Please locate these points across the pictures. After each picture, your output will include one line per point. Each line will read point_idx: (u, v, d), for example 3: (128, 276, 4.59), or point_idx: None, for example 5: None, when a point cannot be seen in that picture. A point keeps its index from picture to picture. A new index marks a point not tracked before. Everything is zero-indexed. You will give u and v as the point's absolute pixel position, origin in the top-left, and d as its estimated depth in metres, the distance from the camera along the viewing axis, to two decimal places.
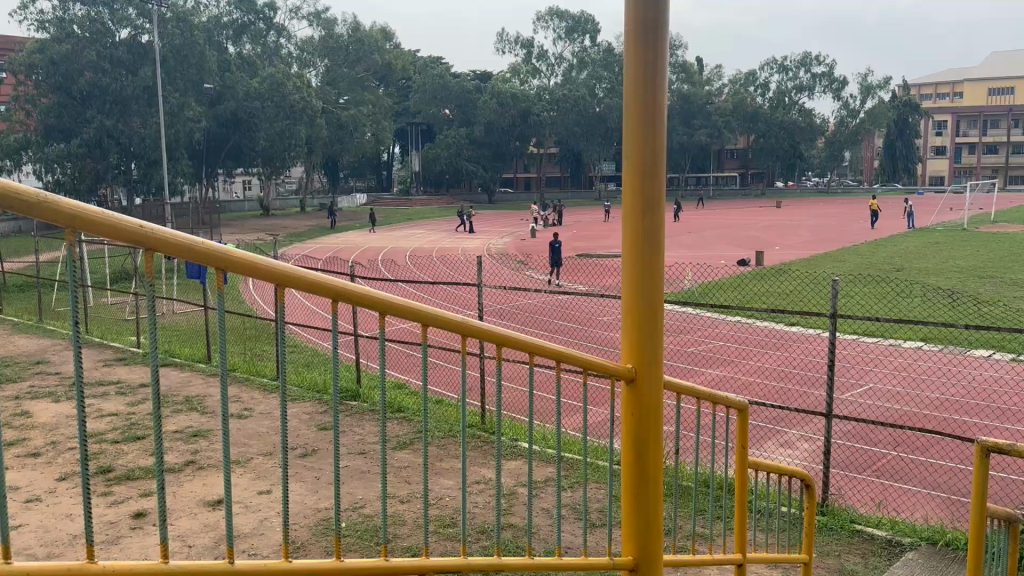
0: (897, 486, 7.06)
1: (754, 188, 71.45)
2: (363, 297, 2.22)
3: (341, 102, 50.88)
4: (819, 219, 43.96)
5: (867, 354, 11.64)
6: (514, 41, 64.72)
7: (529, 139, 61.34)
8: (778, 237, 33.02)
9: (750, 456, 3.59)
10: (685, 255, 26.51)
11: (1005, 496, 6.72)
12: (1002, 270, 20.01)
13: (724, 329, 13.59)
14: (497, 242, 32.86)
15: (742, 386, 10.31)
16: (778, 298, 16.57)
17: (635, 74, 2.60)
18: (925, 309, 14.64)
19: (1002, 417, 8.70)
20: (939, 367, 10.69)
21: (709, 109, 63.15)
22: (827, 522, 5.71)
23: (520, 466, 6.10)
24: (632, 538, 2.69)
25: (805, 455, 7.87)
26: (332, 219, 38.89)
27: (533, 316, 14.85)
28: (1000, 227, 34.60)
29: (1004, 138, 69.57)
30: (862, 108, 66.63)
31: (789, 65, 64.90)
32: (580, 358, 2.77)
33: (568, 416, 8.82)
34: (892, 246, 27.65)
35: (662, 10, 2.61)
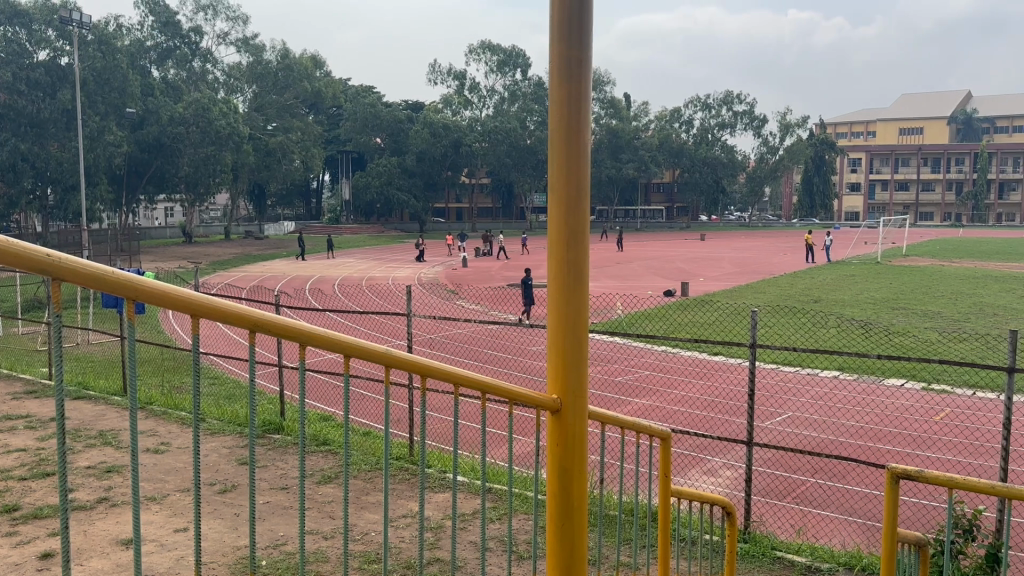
0: (814, 512, 7.24)
1: (680, 221, 73.26)
2: (296, 331, 2.21)
3: (269, 129, 50.39)
4: (743, 251, 45.33)
5: (786, 383, 11.95)
6: (446, 73, 65.05)
7: (460, 170, 61.55)
8: (703, 269, 33.86)
9: (673, 485, 3.61)
10: (611, 286, 26.94)
11: (917, 522, 6.95)
12: (912, 302, 20.91)
13: (650, 359, 13.80)
14: (428, 271, 32.77)
15: (668, 415, 10.44)
16: (703, 328, 16.92)
17: (558, 111, 2.64)
18: (841, 338, 15.20)
19: (915, 445, 9.02)
20: (856, 396, 11.05)
21: (636, 144, 64.36)
22: (749, 549, 5.80)
23: (447, 499, 6.04)
24: (556, 560, 2.68)
25: (727, 483, 8.00)
26: (298, 248, 37.66)
27: (463, 346, 14.78)
28: (909, 261, 36.31)
29: (914, 176, 73.06)
30: (781, 145, 69.37)
31: (712, 102, 67.10)
32: (507, 389, 2.76)
33: (495, 447, 8.78)
34: (809, 278, 28.63)
35: (584, 32, 2.65)
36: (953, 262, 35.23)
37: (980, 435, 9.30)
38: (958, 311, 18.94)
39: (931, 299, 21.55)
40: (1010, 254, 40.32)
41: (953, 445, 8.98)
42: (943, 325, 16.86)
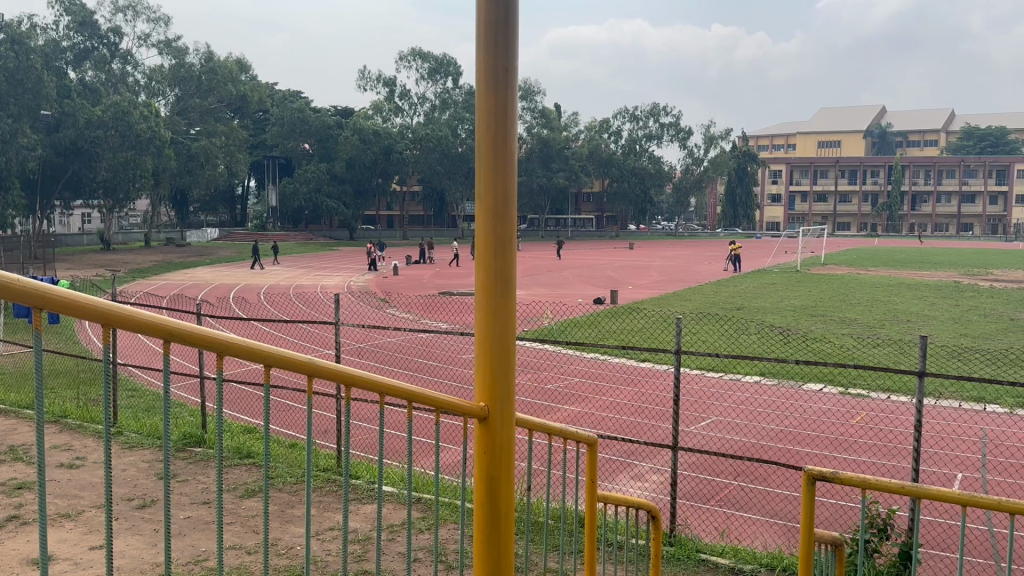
0: (738, 515, 7.40)
1: (609, 229, 74.32)
2: (221, 345, 2.18)
3: (192, 133, 49.31)
4: (668, 260, 46.25)
5: (710, 388, 12.22)
6: (376, 79, 64.74)
7: (391, 177, 61.19)
8: (630, 277, 34.38)
9: (598, 490, 3.63)
10: (543, 293, 27.15)
11: (836, 523, 7.17)
12: (831, 309, 21.69)
13: (580, 366, 13.91)
14: (357, 279, 32.41)
15: (598, 421, 10.52)
16: (632, 335, 17.16)
17: (485, 118, 2.66)
18: (763, 344, 15.62)
19: (833, 447, 9.32)
20: (777, 400, 11.36)
21: (567, 153, 64.84)
22: (675, 552, 5.90)
23: (374, 510, 5.96)
24: (484, 560, 2.67)
25: (654, 487, 8.14)
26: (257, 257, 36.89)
27: (392, 355, 14.65)
28: (826, 269, 37.60)
29: (831, 187, 75.86)
30: (705, 157, 71.22)
31: (639, 114, 68.44)
32: (435, 396, 2.75)
33: (423, 456, 8.70)
34: (734, 285, 29.38)
35: (511, 35, 2.67)
36: (869, 271, 36.65)
37: (893, 437, 9.69)
38: (873, 318, 19.69)
39: (849, 305, 22.38)
40: (923, 263, 42.09)
41: (869, 447, 9.31)
42: (859, 331, 17.50)
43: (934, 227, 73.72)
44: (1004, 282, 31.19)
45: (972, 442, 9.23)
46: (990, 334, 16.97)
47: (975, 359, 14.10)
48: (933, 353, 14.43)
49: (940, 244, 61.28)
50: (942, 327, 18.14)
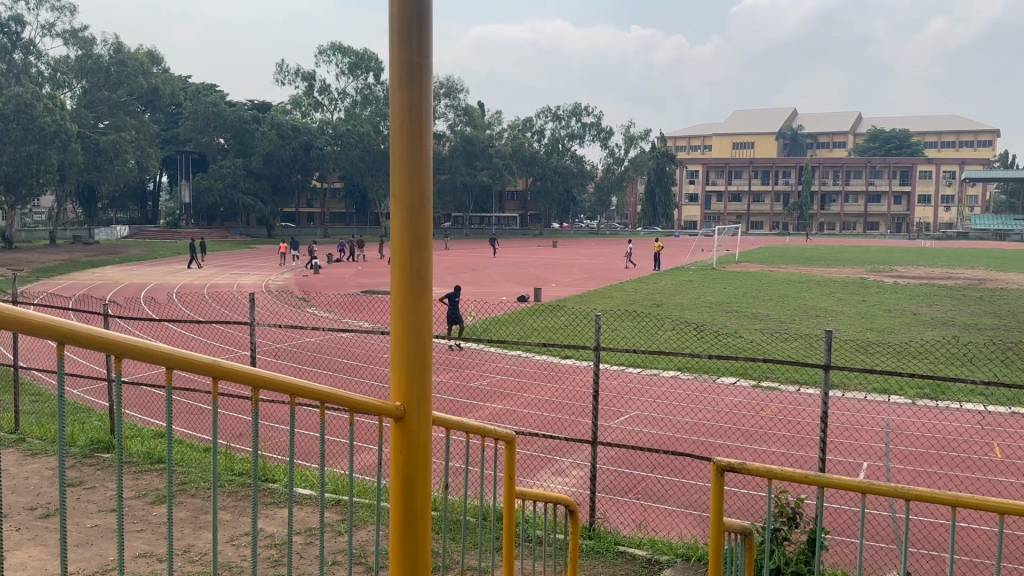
0: (654, 507, 7.57)
1: (533, 228, 74.78)
2: (132, 349, 2.13)
3: (101, 127, 47.37)
4: (590, 258, 46.78)
5: (629, 383, 12.43)
6: (294, 73, 63.48)
7: (311, 173, 60.19)
8: (553, 275, 34.62)
9: (516, 486, 3.66)
10: (466, 291, 27.15)
11: (746, 512, 7.41)
12: (745, 305, 22.33)
13: (503, 364, 13.95)
14: (275, 278, 31.70)
15: (520, 418, 10.58)
16: (554, 333, 17.29)
17: (399, 115, 2.64)
18: (680, 340, 15.99)
19: (747, 439, 9.61)
20: (693, 395, 11.66)
21: (491, 151, 64.66)
22: (594, 545, 5.99)
23: (293, 514, 5.86)
24: (400, 559, 2.65)
25: (574, 482, 8.23)
26: (188, 258, 36.08)
27: (313, 355, 14.41)
28: (741, 267, 38.69)
29: (746, 187, 78.30)
30: (626, 157, 72.41)
31: (561, 114, 69.14)
32: (350, 398, 2.71)
33: (344, 457, 8.57)
34: (653, 283, 29.99)
35: (425, 28, 2.67)
36: (781, 268, 37.91)
37: (801, 428, 10.06)
38: (785, 314, 20.35)
39: (762, 302, 23.08)
40: (832, 260, 43.72)
41: (780, 438, 9.63)
42: (772, 326, 18.06)
43: (842, 225, 76.83)
44: (908, 278, 32.66)
45: (876, 432, 9.65)
46: (893, 328, 17.73)
47: (878, 352, 14.75)
48: (839, 347, 15.04)
49: (847, 242, 63.87)
50: (849, 322, 18.87)
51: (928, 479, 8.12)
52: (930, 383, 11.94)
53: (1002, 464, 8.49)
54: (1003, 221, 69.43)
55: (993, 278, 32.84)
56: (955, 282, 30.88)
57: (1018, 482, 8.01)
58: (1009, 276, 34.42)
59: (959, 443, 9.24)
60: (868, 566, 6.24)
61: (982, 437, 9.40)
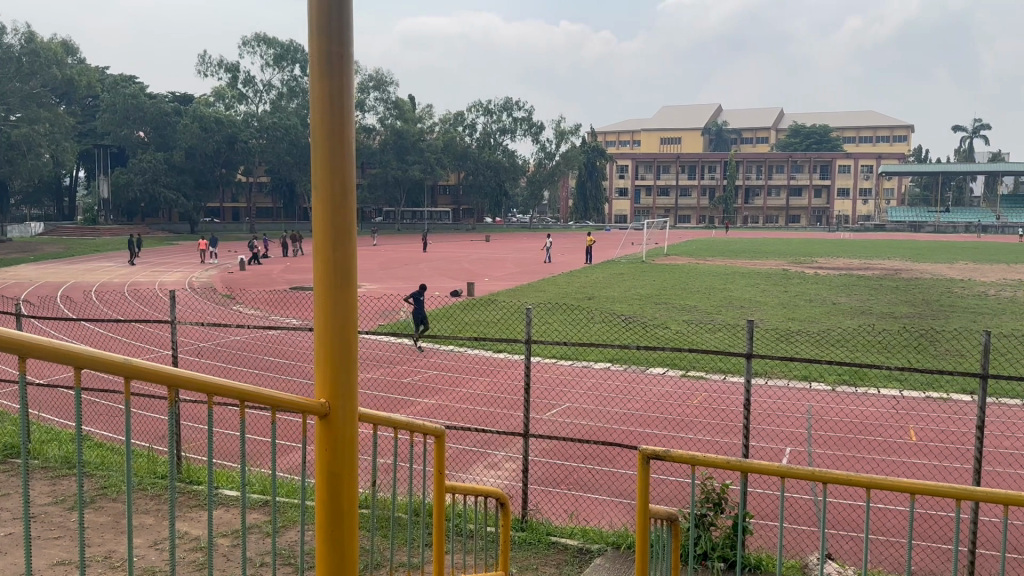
0: (586, 496, 7.66)
1: (466, 222, 74.66)
2: (45, 353, 2.07)
3: (12, 120, 45.04)
4: (522, 252, 46.97)
5: (562, 376, 12.53)
6: (217, 65, 61.80)
7: (236, 167, 58.82)
8: (485, 269, 34.64)
9: (446, 481, 3.64)
10: (397, 287, 26.94)
11: (672, 499, 7.57)
12: (674, 297, 22.77)
13: (436, 358, 13.91)
14: (199, 275, 30.87)
15: (453, 413, 10.56)
16: (486, 327, 17.29)
17: (320, 110, 2.60)
18: (611, 332, 16.20)
19: (676, 428, 9.81)
20: (624, 386, 11.84)
21: (422, 145, 64.23)
22: (526, 537, 6.02)
23: (223, 515, 5.74)
24: (326, 555, 2.61)
25: (508, 475, 8.27)
26: (131, 258, 35.16)
27: (240, 354, 14.08)
28: (670, 260, 39.37)
29: (673, 181, 79.89)
30: (557, 151, 72.92)
31: (493, 108, 69.21)
32: (271, 396, 2.66)
33: (275, 458, 8.40)
34: (585, 276, 30.29)
35: (345, 19, 2.63)
36: (708, 261, 38.75)
37: (727, 415, 10.31)
38: (712, 305, 20.80)
39: (691, 294, 23.54)
40: (756, 253, 44.85)
41: (706, 426, 9.86)
42: (699, 317, 18.43)
43: (766, 219, 79.02)
44: (828, 269, 33.80)
45: (798, 418, 9.96)
46: (814, 318, 18.32)
47: (799, 340, 15.21)
48: (762, 336, 15.47)
49: (770, 235, 65.65)
50: (772, 311, 19.40)
51: (847, 462, 8.41)
52: (849, 370, 12.37)
53: (915, 447, 8.86)
54: (917, 213, 72.38)
55: (907, 268, 34.23)
56: (873, 272, 32.07)
57: (930, 463, 8.38)
58: (923, 266, 35.88)
59: (876, 427, 9.60)
60: (791, 548, 6.44)
61: (897, 421, 9.80)
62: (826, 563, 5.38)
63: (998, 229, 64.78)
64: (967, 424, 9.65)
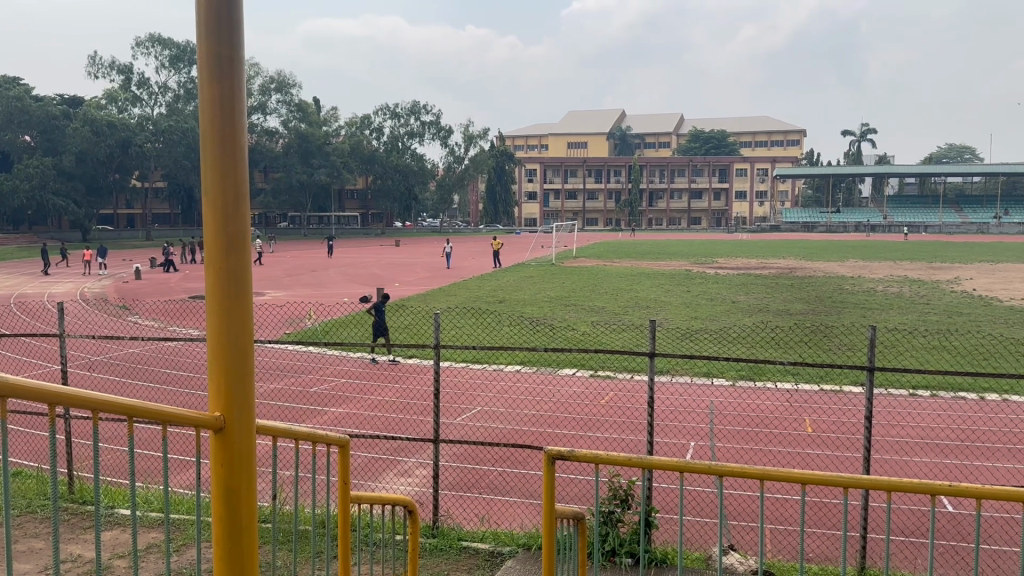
0: (499, 500, 7.67)
1: (375, 228, 73.90)
2: None
3: None
4: (431, 256, 46.80)
5: (472, 380, 12.51)
6: (108, 65, 59.24)
7: (130, 172, 56.39)
8: (394, 274, 34.35)
9: (350, 491, 3.58)
10: (304, 294, 26.41)
11: (579, 497, 7.67)
12: (583, 299, 23.09)
13: (345, 366, 13.68)
14: (92, 286, 29.48)
15: (363, 421, 10.40)
16: (395, 333, 17.13)
17: (210, 112, 2.52)
18: (520, 335, 16.30)
19: (586, 427, 9.95)
20: (534, 387, 11.93)
21: (327, 149, 63.08)
22: (437, 543, 5.99)
23: (119, 535, 5.50)
24: (224, 567, 2.53)
25: (420, 482, 8.20)
26: (41, 264, 33.55)
27: (137, 368, 13.51)
28: (579, 262, 39.85)
29: (580, 185, 81.20)
30: (466, 155, 73.07)
31: (400, 112, 68.97)
32: (164, 412, 2.56)
33: (176, 474, 8.11)
34: (495, 280, 30.41)
35: (235, 16, 2.56)
36: (615, 262, 39.58)
37: (634, 413, 10.53)
38: (619, 306, 21.17)
39: (599, 295, 23.93)
40: (660, 254, 46.06)
41: (614, 424, 10.03)
42: (606, 318, 18.76)
43: (669, 221, 81.29)
44: (728, 269, 35.00)
45: (701, 414, 10.25)
46: (716, 316, 18.92)
47: (701, 338, 15.68)
48: (666, 335, 15.88)
49: (673, 237, 67.51)
50: (676, 311, 19.94)
51: (747, 456, 8.71)
52: (748, 366, 12.85)
53: (811, 437, 9.24)
54: (811, 214, 75.53)
55: (802, 267, 35.78)
56: (770, 272, 33.35)
57: (825, 453, 8.76)
58: (817, 264, 37.48)
59: (774, 420, 9.98)
60: (694, 540, 6.63)
61: (793, 413, 10.21)
62: (728, 554, 5.56)
63: (885, 228, 68.37)
64: (858, 415, 10.14)
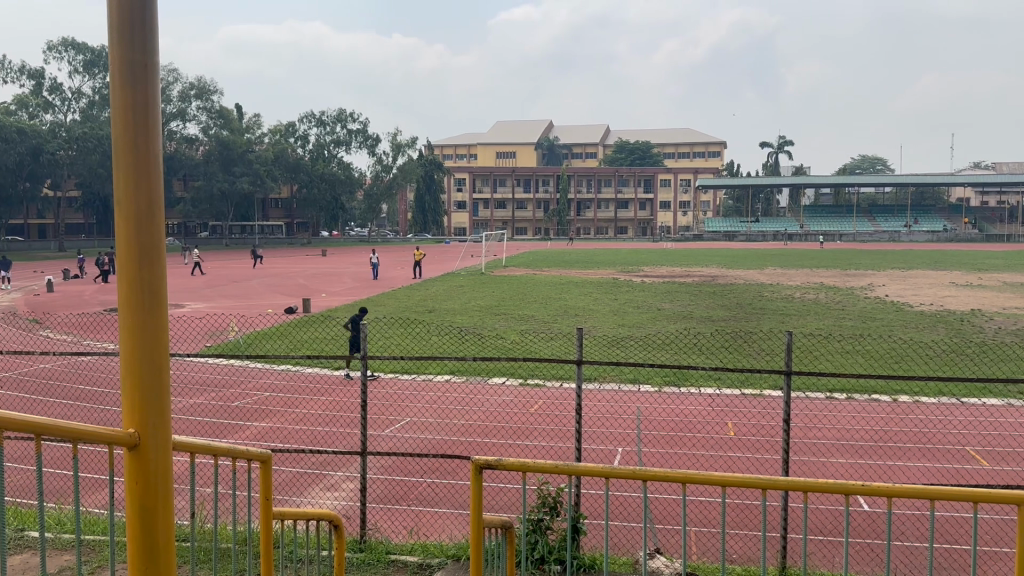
0: (429, 511, 7.62)
1: (301, 237, 72.78)
2: None
3: None
4: (359, 266, 46.25)
5: (401, 391, 12.40)
6: (17, 70, 56.78)
7: (41, 181, 54.01)
8: (322, 284, 33.85)
9: (273, 507, 3.52)
10: (228, 305, 25.78)
11: (508, 506, 7.68)
12: (512, 308, 23.20)
13: (269, 379, 13.39)
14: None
15: (288, 435, 10.20)
16: (323, 344, 16.89)
17: (122, 119, 2.45)
18: (449, 345, 16.26)
19: (515, 436, 9.97)
20: (463, 397, 11.91)
21: (249, 157, 61.31)
22: (364, 558, 5.91)
23: (29, 559, 5.26)
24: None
25: (348, 496, 8.07)
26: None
27: (48, 384, 12.94)
28: (508, 271, 40.01)
29: (509, 195, 81.67)
30: (394, 164, 72.64)
31: (326, 121, 68.30)
32: (74, 429, 2.47)
33: (90, 493, 7.80)
34: (424, 289, 30.30)
35: (149, 19, 2.50)
36: (543, 271, 39.87)
37: (563, 420, 10.62)
38: (547, 314, 21.31)
39: (528, 304, 24.07)
40: (587, 262, 46.63)
41: (544, 432, 10.10)
42: (536, 326, 18.87)
43: (597, 230, 82.38)
44: (653, 277, 35.70)
45: (628, 420, 10.40)
46: (641, 323, 19.24)
47: (628, 345, 15.90)
48: (593, 342, 16.06)
49: (600, 246, 68.49)
50: (603, 319, 20.19)
51: (672, 460, 8.86)
52: (674, 372, 13.10)
53: (734, 441, 9.47)
54: (732, 223, 77.46)
55: (724, 274, 36.74)
56: (693, 279, 34.15)
57: (748, 455, 8.98)
58: (738, 272, 38.50)
59: (697, 424, 10.20)
60: (620, 544, 6.71)
61: (716, 418, 10.45)
62: (654, 557, 5.64)
63: (801, 237, 70.73)
64: (777, 418, 10.45)
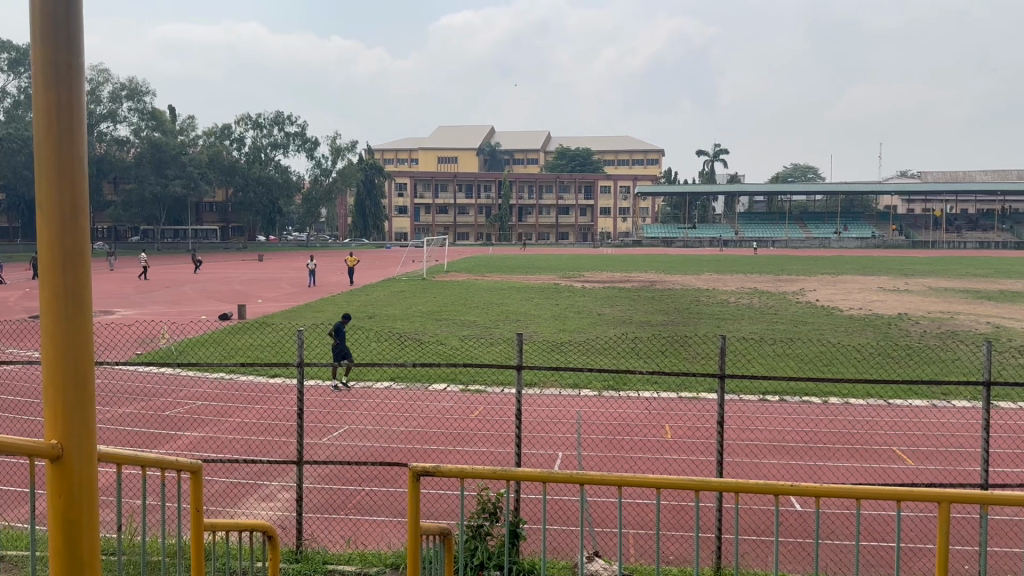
0: (365, 519, 7.55)
1: (236, 241, 71.23)
2: None
3: None
4: (297, 271, 45.52)
5: (339, 398, 12.24)
6: None
7: None
8: (259, 290, 33.24)
9: (205, 519, 3.44)
10: (160, 311, 25.09)
11: (447, 512, 7.65)
12: (452, 313, 23.13)
13: (203, 387, 13.09)
14: None
15: (222, 445, 9.98)
16: (259, 351, 16.57)
17: (45, 119, 2.38)
18: (388, 351, 16.13)
19: (455, 442, 9.94)
20: (402, 403, 11.82)
21: (183, 159, 59.89)
22: (300, 568, 5.82)
23: None
24: None
25: (283, 505, 7.94)
26: None
27: None
28: (449, 277, 39.86)
29: (450, 200, 81.38)
30: (333, 167, 71.67)
31: (263, 123, 67.11)
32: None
33: (12, 507, 7.51)
34: (364, 295, 29.97)
35: (72, 16, 2.43)
36: (484, 276, 39.85)
37: (502, 426, 10.64)
38: (488, 320, 21.30)
39: (469, 310, 24.01)
40: (528, 268, 46.79)
41: (484, 437, 10.10)
42: (476, 332, 18.84)
43: (538, 236, 82.58)
44: (593, 282, 36.00)
45: (568, 424, 10.47)
46: (581, 328, 19.39)
47: (568, 350, 16.03)
48: (533, 347, 16.11)
49: (541, 251, 68.80)
50: (544, 324, 20.27)
51: (611, 463, 8.95)
52: (612, 376, 13.25)
53: (670, 443, 9.62)
54: (670, 230, 78.55)
55: (662, 280, 37.28)
56: (632, 285, 34.54)
57: (684, 457, 9.14)
58: (675, 277, 39.05)
59: (635, 427, 10.34)
60: (560, 547, 6.76)
61: (654, 420, 10.61)
62: (592, 560, 5.70)
63: (736, 243, 72.10)
64: (713, 420, 10.67)
